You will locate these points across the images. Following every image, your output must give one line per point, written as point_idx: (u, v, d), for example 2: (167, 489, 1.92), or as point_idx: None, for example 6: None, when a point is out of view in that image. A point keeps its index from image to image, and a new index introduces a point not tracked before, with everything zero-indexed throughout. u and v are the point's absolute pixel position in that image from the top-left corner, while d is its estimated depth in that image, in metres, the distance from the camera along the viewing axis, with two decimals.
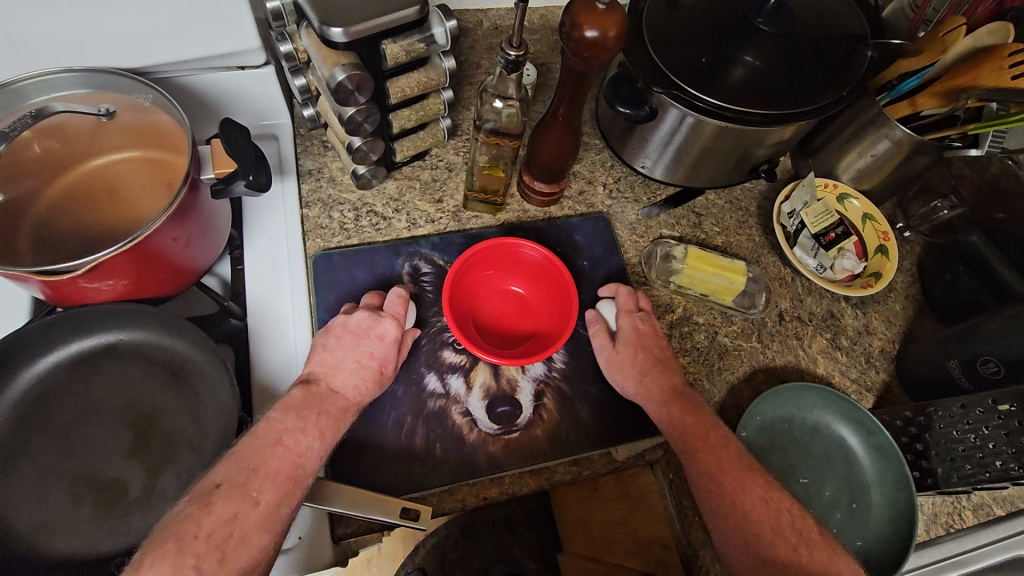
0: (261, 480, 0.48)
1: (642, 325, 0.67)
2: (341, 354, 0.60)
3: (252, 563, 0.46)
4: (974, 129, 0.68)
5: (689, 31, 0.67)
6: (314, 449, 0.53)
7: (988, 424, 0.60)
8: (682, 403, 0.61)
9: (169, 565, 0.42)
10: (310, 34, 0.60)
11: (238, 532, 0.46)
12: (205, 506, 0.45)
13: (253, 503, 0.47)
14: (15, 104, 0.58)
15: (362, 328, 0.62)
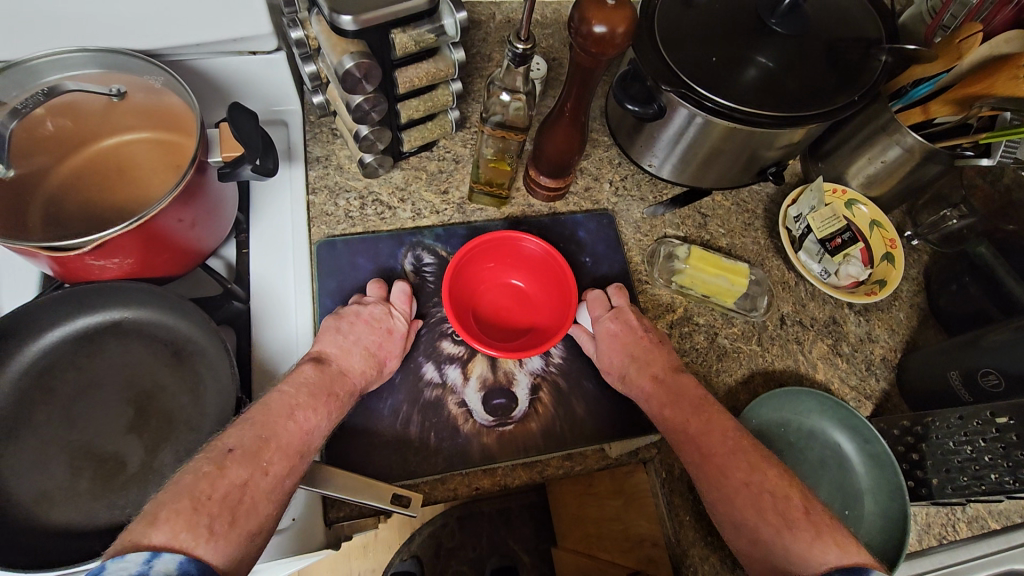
0: (270, 450, 0.49)
1: (614, 323, 0.67)
2: (350, 339, 0.62)
3: (257, 529, 0.46)
4: (986, 138, 0.67)
5: (702, 30, 0.66)
6: (320, 428, 0.54)
7: (985, 436, 0.60)
8: (663, 397, 0.62)
9: (184, 522, 0.42)
10: (321, 22, 0.60)
11: (248, 499, 0.46)
12: (221, 469, 0.46)
13: (264, 471, 0.48)
14: (29, 82, 0.60)
15: (374, 318, 0.64)
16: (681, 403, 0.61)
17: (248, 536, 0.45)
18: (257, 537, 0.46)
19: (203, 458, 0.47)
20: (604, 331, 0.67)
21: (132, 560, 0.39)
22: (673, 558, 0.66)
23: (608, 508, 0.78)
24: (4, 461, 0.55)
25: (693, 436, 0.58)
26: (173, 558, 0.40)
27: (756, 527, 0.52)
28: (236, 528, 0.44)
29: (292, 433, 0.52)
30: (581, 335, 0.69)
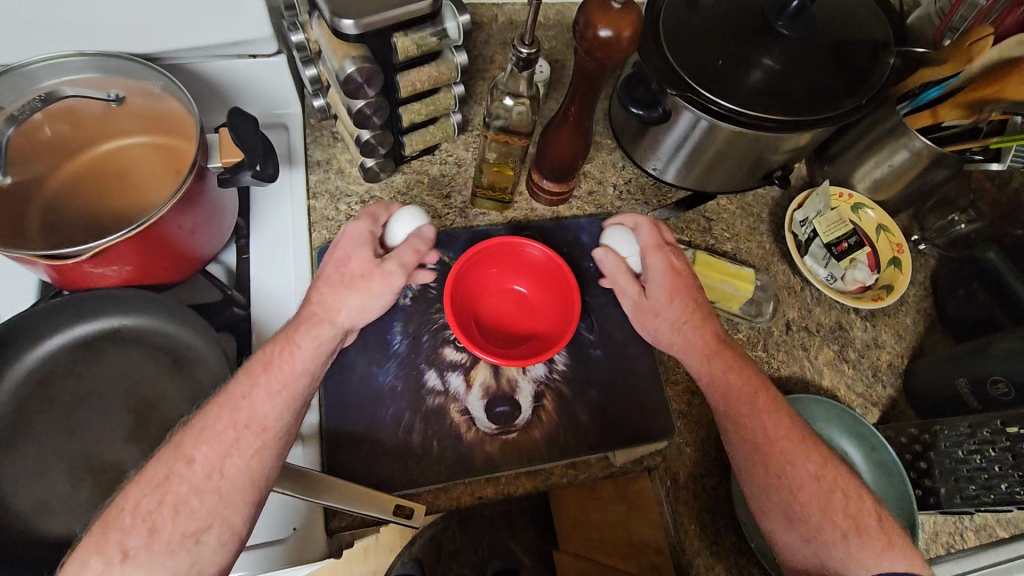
0: (201, 438, 0.47)
1: (676, 262, 0.63)
2: (348, 243, 0.57)
3: (198, 528, 0.45)
4: (997, 143, 0.66)
5: (707, 32, 0.65)
6: (259, 388, 0.50)
7: (995, 446, 0.58)
8: (728, 357, 0.60)
9: (95, 545, 0.43)
10: (322, 25, 0.59)
11: (170, 497, 0.45)
12: (138, 475, 0.46)
13: (188, 462, 0.46)
14: (26, 88, 0.59)
15: (358, 237, 0.58)
16: (749, 373, 0.59)
17: (180, 538, 0.44)
18: (201, 537, 0.45)
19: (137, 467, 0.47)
20: (662, 269, 0.62)
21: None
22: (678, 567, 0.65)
23: None
24: (2, 470, 0.55)
25: (740, 419, 0.56)
26: None
27: (820, 526, 0.52)
28: (157, 538, 0.44)
29: (233, 411, 0.48)
30: (620, 270, 0.63)
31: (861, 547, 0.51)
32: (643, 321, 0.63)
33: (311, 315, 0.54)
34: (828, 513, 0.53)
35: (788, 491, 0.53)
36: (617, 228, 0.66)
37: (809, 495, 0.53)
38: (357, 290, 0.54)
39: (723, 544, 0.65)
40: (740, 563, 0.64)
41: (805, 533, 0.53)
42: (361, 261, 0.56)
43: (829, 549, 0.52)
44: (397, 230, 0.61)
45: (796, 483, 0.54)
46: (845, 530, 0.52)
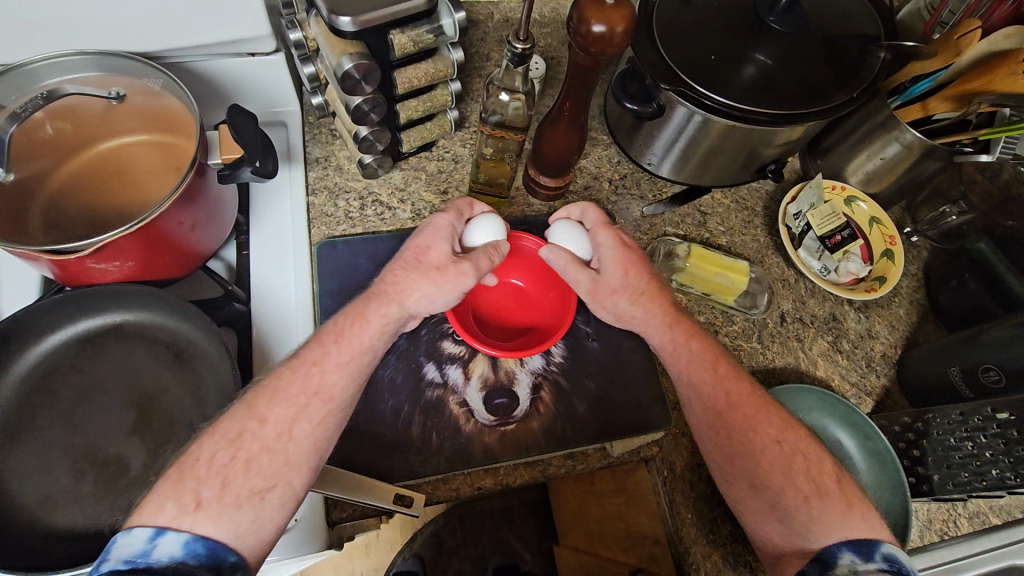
0: (274, 400, 0.50)
1: (624, 237, 0.64)
2: (431, 234, 0.60)
3: (265, 485, 0.47)
4: (986, 134, 0.67)
5: (700, 28, 0.66)
6: (330, 355, 0.53)
7: (985, 433, 0.60)
8: (687, 328, 0.61)
9: (170, 491, 0.44)
10: (320, 23, 0.60)
11: (244, 454, 0.47)
12: (212, 430, 0.48)
13: (261, 421, 0.49)
14: (28, 85, 0.60)
15: (442, 228, 0.61)
16: (707, 344, 0.61)
17: (248, 493, 0.46)
18: (266, 495, 0.47)
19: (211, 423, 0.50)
20: (612, 246, 0.63)
21: (138, 536, 0.41)
22: (676, 556, 0.66)
23: (610, 506, 0.79)
24: (7, 464, 0.55)
25: (702, 386, 0.58)
26: (178, 536, 0.42)
27: (781, 490, 0.52)
28: (229, 491, 0.45)
29: (305, 377, 0.51)
30: (573, 264, 0.61)
31: (824, 511, 0.50)
32: (602, 303, 0.62)
33: (384, 294, 0.56)
34: (793, 476, 0.53)
35: (751, 457, 0.54)
36: (559, 222, 0.65)
37: (771, 460, 0.54)
38: (430, 280, 0.56)
39: (720, 533, 0.65)
40: (738, 551, 0.64)
41: (770, 499, 0.52)
42: (439, 251, 0.59)
43: (793, 515, 0.51)
44: (477, 230, 0.62)
45: (759, 448, 0.54)
46: (807, 494, 0.51)
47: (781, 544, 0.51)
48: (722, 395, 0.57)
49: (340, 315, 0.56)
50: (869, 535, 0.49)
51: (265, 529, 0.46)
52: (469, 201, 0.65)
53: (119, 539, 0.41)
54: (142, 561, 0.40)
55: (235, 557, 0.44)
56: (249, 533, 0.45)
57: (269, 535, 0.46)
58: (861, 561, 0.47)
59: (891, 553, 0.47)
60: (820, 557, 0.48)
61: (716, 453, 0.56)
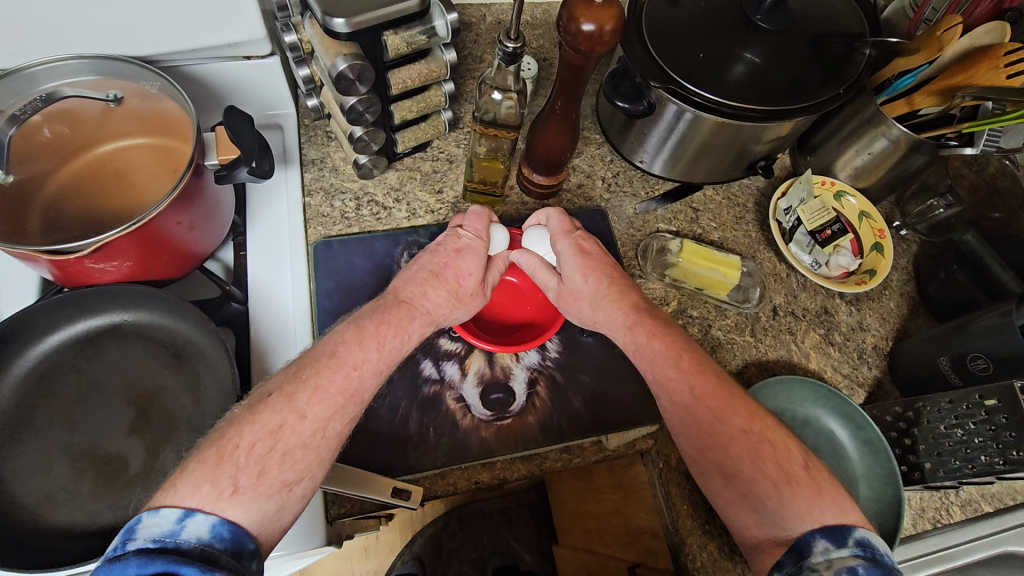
0: (315, 397, 0.49)
1: (585, 244, 0.67)
2: (472, 260, 0.64)
3: (295, 478, 0.46)
4: (969, 127, 0.68)
5: (689, 27, 0.68)
6: (369, 362, 0.53)
7: (974, 420, 0.60)
8: (650, 326, 0.60)
9: (207, 475, 0.43)
10: (314, 25, 0.61)
11: (281, 446, 0.46)
12: (251, 418, 0.47)
13: (300, 416, 0.48)
14: (27, 89, 0.61)
15: (472, 250, 0.64)
16: (669, 339, 0.59)
17: (279, 485, 0.45)
18: (294, 488, 0.46)
19: (244, 407, 0.48)
20: (572, 253, 0.66)
21: (166, 516, 0.40)
22: (673, 547, 0.66)
23: (608, 502, 0.80)
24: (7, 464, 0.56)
25: (666, 382, 0.57)
26: (206, 520, 0.41)
27: (751, 479, 0.51)
28: (264, 481, 0.44)
29: (344, 379, 0.51)
30: (540, 265, 0.67)
31: (793, 497, 0.48)
32: (568, 306, 0.66)
33: (433, 318, 0.60)
34: (762, 464, 0.51)
35: (720, 448, 0.53)
36: (530, 229, 0.69)
37: (740, 450, 0.52)
38: (467, 306, 0.63)
39: (716, 524, 0.66)
40: (734, 541, 0.65)
41: (742, 488, 0.51)
42: (478, 279, 0.64)
43: (765, 503, 0.49)
44: (496, 242, 0.67)
45: (727, 438, 0.53)
46: (775, 482, 0.50)
47: (757, 533, 0.49)
48: (689, 385, 0.56)
49: (379, 318, 0.56)
50: (841, 523, 0.47)
51: (284, 517, 0.46)
52: (489, 213, 0.68)
53: (145, 519, 0.40)
54: (171, 542, 0.39)
55: (255, 544, 0.43)
56: (271, 521, 0.44)
57: (286, 525, 0.46)
58: (835, 547, 0.45)
59: (864, 538, 0.46)
60: (795, 546, 0.46)
61: (688, 446, 0.55)
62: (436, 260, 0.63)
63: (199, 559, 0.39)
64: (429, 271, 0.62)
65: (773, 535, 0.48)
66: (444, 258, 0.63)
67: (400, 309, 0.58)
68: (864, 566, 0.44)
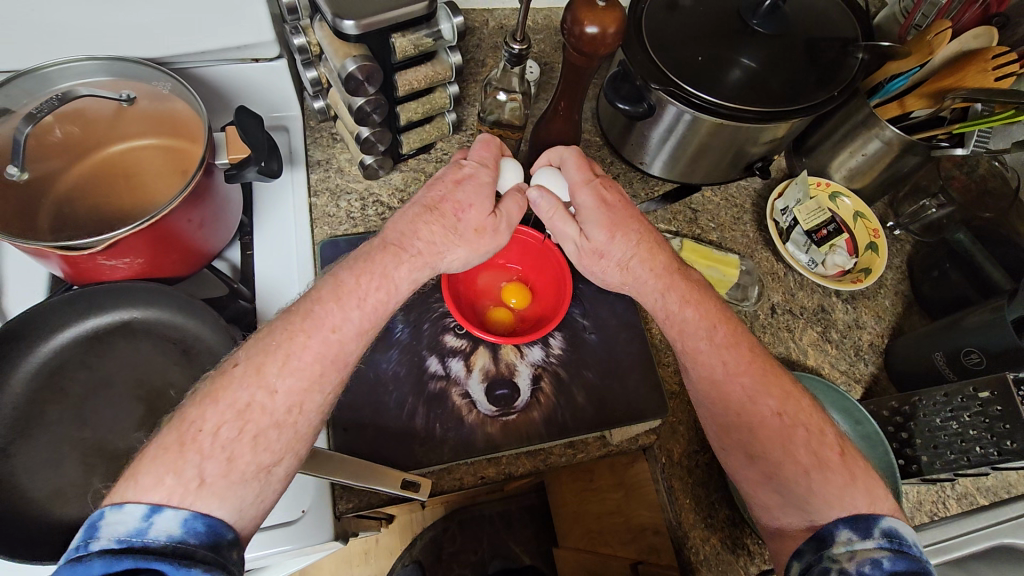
0: (286, 369, 0.48)
1: (606, 193, 0.62)
2: (473, 192, 0.58)
3: (274, 459, 0.47)
4: (960, 127, 0.70)
5: (688, 31, 0.69)
6: (349, 321, 0.52)
7: (969, 411, 0.61)
8: (684, 290, 0.61)
9: (171, 464, 0.42)
10: (324, 27, 0.63)
11: (251, 428, 0.46)
12: (214, 397, 0.46)
13: (271, 392, 0.48)
14: (41, 89, 0.62)
15: (474, 180, 0.59)
16: (702, 310, 0.59)
17: (256, 469, 0.45)
18: (273, 470, 0.47)
19: (207, 381, 0.48)
20: (594, 204, 0.61)
21: (130, 513, 0.40)
22: (676, 542, 0.67)
23: (609, 501, 0.81)
24: (16, 460, 0.56)
25: (696, 355, 0.58)
26: (174, 515, 0.41)
27: (779, 462, 0.52)
28: (235, 468, 0.44)
29: (321, 343, 0.50)
30: (559, 211, 0.61)
31: (823, 483, 0.50)
32: (593, 263, 0.64)
33: (425, 257, 0.56)
34: (790, 448, 0.53)
35: (746, 430, 0.55)
36: (541, 172, 0.64)
37: (769, 432, 0.54)
38: (464, 242, 0.58)
39: (718, 518, 0.67)
40: (735, 534, 0.67)
41: (766, 469, 0.53)
42: (479, 210, 0.58)
43: (789, 487, 0.52)
44: (507, 175, 0.64)
45: (753, 420, 0.55)
46: (806, 467, 0.51)
47: (774, 511, 0.52)
48: (719, 363, 0.57)
49: (359, 269, 0.54)
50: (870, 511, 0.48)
51: (264, 501, 0.46)
52: (501, 145, 0.62)
53: (108, 516, 0.40)
54: (138, 540, 0.39)
55: (233, 533, 0.44)
56: (249, 507, 0.45)
57: (269, 506, 0.47)
58: (859, 538, 0.46)
59: (892, 529, 0.47)
60: (818, 534, 0.48)
61: (712, 421, 0.58)
62: (433, 192, 0.58)
63: (172, 554, 0.39)
64: (424, 204, 0.57)
65: (799, 521, 0.50)
66: (441, 190, 0.58)
67: (383, 253, 0.55)
68: (889, 557, 0.45)
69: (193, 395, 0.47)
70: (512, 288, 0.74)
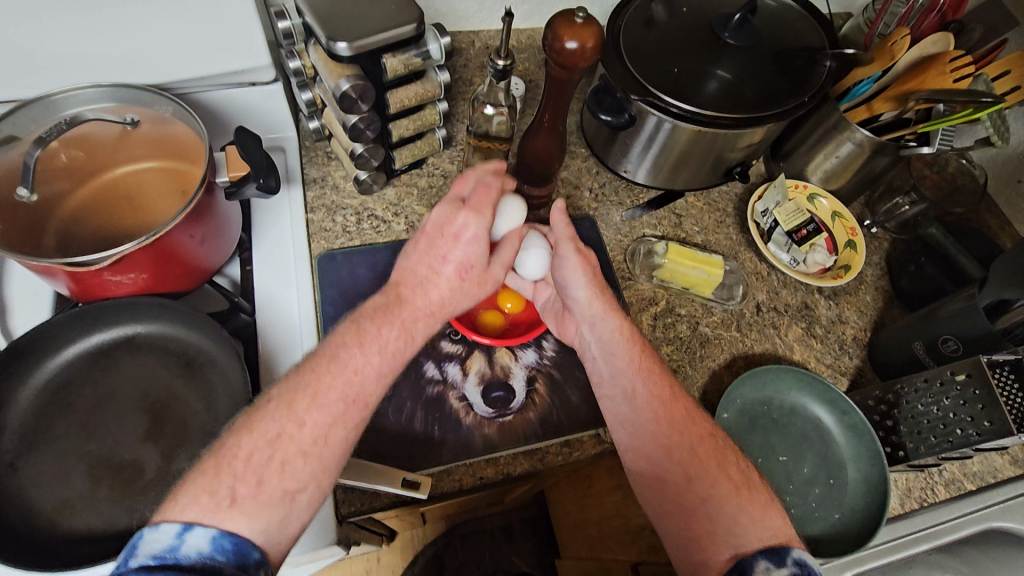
0: (313, 404, 0.49)
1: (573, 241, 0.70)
2: (468, 247, 0.57)
3: (299, 486, 0.47)
4: (925, 127, 0.73)
5: (663, 45, 0.73)
6: (371, 365, 0.52)
7: (949, 395, 0.63)
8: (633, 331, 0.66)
9: (205, 485, 0.44)
10: (318, 50, 0.66)
11: (279, 457, 0.47)
12: (249, 428, 0.47)
13: (299, 424, 0.48)
14: (49, 116, 0.64)
15: (465, 233, 0.57)
16: (646, 348, 0.64)
17: (282, 494, 0.46)
18: (298, 496, 0.47)
19: (244, 414, 0.49)
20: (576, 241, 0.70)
21: (165, 531, 0.41)
22: None
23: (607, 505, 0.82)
24: (22, 473, 0.57)
25: (633, 393, 0.60)
26: (205, 533, 0.42)
27: (713, 485, 0.55)
28: (264, 490, 0.45)
29: (345, 384, 0.51)
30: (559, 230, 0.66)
31: (748, 501, 0.54)
32: (574, 273, 0.65)
33: (435, 315, 0.57)
34: (723, 468, 0.56)
35: (687, 449, 0.57)
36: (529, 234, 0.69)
37: (704, 450, 0.57)
38: (471, 296, 0.59)
39: None
40: None
41: (700, 493, 0.55)
42: (482, 267, 0.58)
43: (722, 506, 0.54)
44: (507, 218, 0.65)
45: (695, 439, 0.58)
46: (736, 485, 0.55)
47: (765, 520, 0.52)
48: (664, 390, 0.61)
49: (379, 316, 0.54)
50: (779, 544, 0.50)
51: (291, 526, 0.47)
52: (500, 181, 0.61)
53: (146, 535, 0.41)
54: (171, 556, 0.40)
55: (258, 551, 0.44)
56: (275, 531, 0.45)
57: (293, 533, 0.47)
58: (775, 567, 0.48)
59: (801, 558, 0.49)
60: (738, 565, 0.49)
61: (653, 445, 0.58)
62: (433, 252, 0.57)
63: (201, 572, 0.40)
64: (427, 267, 0.57)
65: (723, 552, 0.51)
66: (441, 248, 0.57)
67: (400, 308, 0.55)
68: None
69: (229, 428, 0.49)
70: (508, 293, 0.76)
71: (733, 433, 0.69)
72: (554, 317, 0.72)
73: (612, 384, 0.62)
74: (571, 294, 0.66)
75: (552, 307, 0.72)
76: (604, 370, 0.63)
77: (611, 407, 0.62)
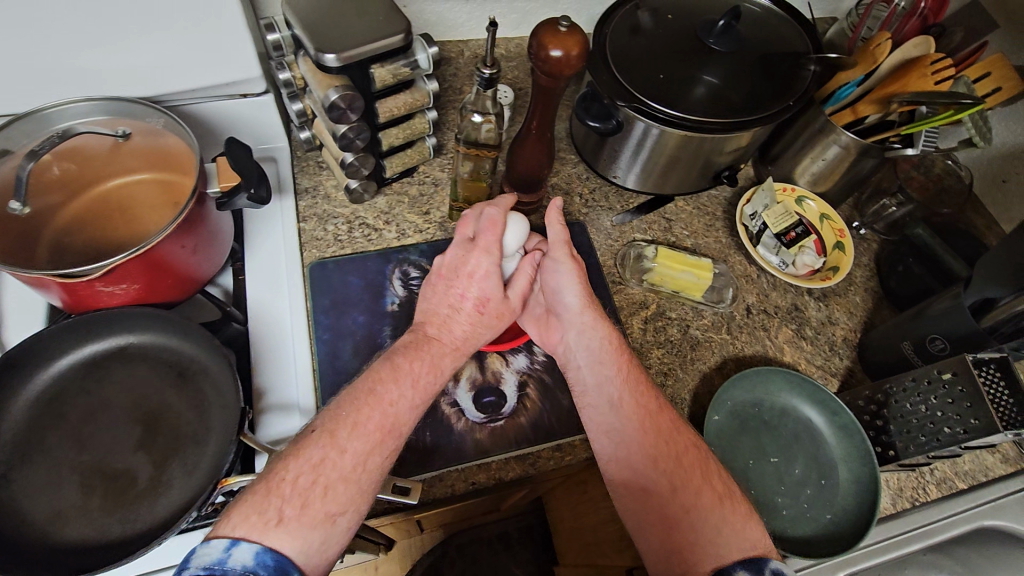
0: (353, 432, 0.51)
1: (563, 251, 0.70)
2: (483, 283, 0.62)
3: (339, 510, 0.48)
4: (908, 129, 0.74)
5: (648, 52, 0.74)
6: (405, 399, 0.54)
7: (935, 394, 0.63)
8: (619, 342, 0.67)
9: (256, 506, 0.46)
10: (307, 62, 0.67)
11: (322, 482, 0.48)
12: (296, 453, 0.49)
13: (342, 451, 0.50)
14: (42, 129, 0.65)
15: (473, 270, 0.63)
16: (631, 359, 0.65)
17: (324, 516, 0.47)
18: (338, 520, 0.48)
19: (289, 443, 0.51)
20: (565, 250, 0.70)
21: (216, 546, 0.43)
22: None
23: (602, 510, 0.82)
24: (14, 484, 0.57)
25: (620, 402, 0.61)
26: (250, 548, 0.44)
27: (699, 490, 0.57)
28: (307, 512, 0.47)
29: (383, 415, 0.53)
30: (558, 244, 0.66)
31: (731, 512, 0.56)
32: (567, 283, 0.66)
33: (461, 350, 0.61)
34: (708, 478, 0.58)
35: (672, 460, 0.58)
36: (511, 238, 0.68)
37: (691, 460, 0.58)
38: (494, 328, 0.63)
39: None
40: None
41: (685, 504, 0.56)
42: (499, 300, 0.63)
43: (706, 517, 0.55)
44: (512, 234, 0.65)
45: (682, 450, 0.59)
46: (720, 495, 0.57)
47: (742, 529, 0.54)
48: (650, 400, 0.62)
49: (410, 353, 0.58)
50: (759, 556, 0.53)
51: (330, 549, 0.48)
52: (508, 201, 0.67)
53: (199, 549, 0.43)
54: (220, 568, 0.42)
55: (299, 572, 0.45)
56: (316, 552, 0.47)
57: (332, 555, 0.48)
58: None
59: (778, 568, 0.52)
60: None
61: (639, 456, 0.59)
62: (451, 292, 0.62)
63: None
64: (449, 305, 0.62)
65: (705, 563, 0.53)
66: (458, 288, 0.63)
67: (428, 345, 0.59)
68: None
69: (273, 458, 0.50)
70: None
71: (723, 435, 0.70)
72: (535, 324, 0.71)
73: (596, 393, 0.62)
74: (563, 301, 0.66)
75: (533, 313, 0.71)
76: (590, 379, 0.63)
77: (594, 416, 0.62)
